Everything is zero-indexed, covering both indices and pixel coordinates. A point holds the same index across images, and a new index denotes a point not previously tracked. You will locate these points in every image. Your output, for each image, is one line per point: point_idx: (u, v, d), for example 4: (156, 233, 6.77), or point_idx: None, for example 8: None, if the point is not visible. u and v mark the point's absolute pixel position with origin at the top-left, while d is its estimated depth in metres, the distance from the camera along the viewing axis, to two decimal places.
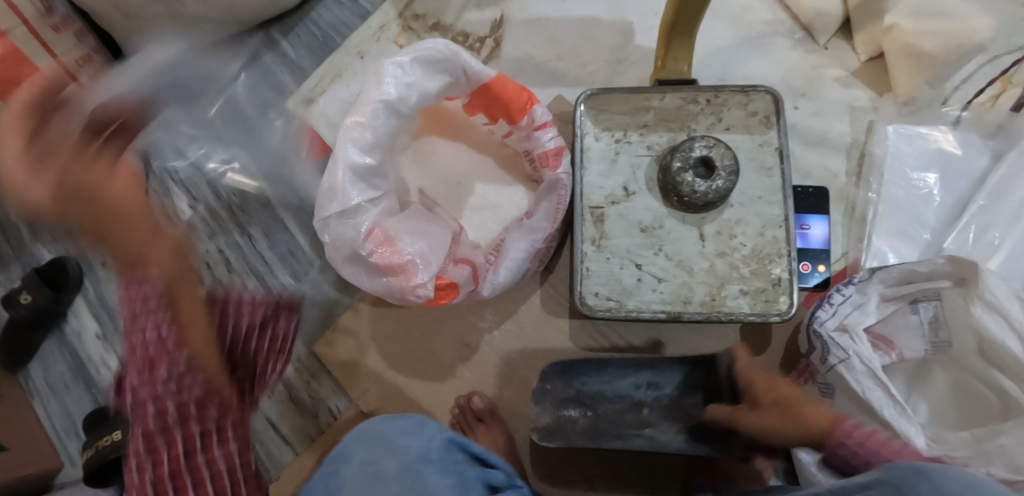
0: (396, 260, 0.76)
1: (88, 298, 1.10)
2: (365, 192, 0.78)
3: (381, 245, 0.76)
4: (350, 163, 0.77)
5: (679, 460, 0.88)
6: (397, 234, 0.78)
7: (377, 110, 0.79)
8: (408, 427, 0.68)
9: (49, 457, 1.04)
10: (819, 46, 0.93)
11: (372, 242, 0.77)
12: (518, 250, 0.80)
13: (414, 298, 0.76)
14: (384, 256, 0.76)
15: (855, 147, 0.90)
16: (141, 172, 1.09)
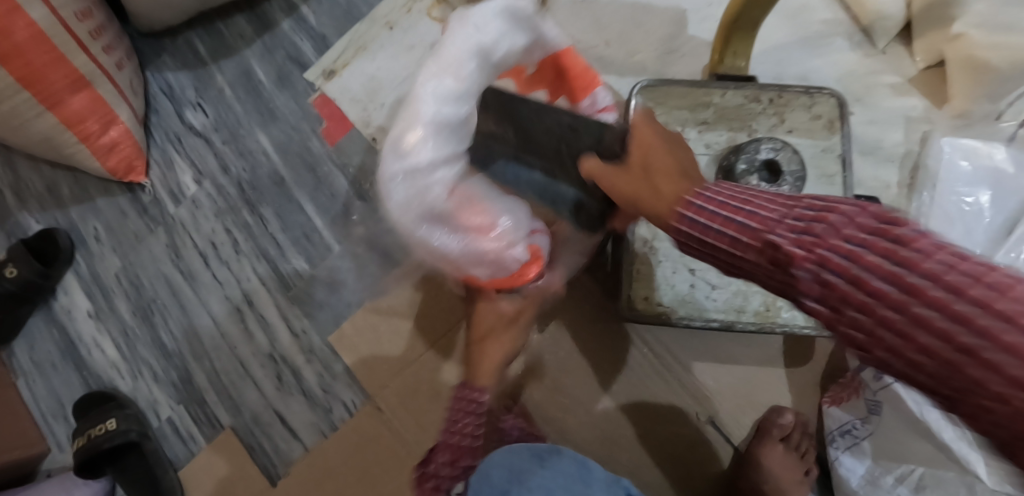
0: (484, 223, 0.61)
1: (78, 273, 1.02)
2: (445, 150, 0.58)
3: (465, 209, 0.61)
4: (427, 118, 0.57)
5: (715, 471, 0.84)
6: (481, 192, 0.63)
7: (467, 54, 0.59)
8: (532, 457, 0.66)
9: (34, 442, 0.97)
10: (877, 51, 0.90)
11: (456, 199, 0.60)
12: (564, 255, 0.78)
13: (508, 265, 0.63)
14: (467, 219, 0.61)
15: (908, 157, 0.88)
16: (141, 141, 1.00)
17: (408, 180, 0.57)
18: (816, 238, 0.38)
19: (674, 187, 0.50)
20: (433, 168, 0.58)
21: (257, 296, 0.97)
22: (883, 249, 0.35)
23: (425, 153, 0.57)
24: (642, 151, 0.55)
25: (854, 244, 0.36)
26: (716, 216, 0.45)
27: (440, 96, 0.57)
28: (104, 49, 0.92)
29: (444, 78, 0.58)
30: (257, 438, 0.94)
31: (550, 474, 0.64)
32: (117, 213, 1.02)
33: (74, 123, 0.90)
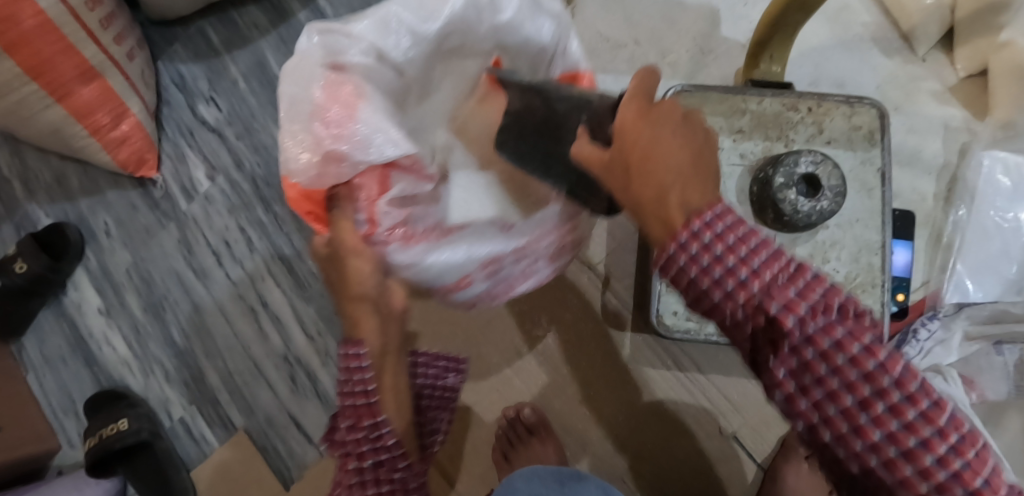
0: (336, 116, 0.57)
1: (88, 268, 1.00)
2: (362, 47, 0.59)
3: (336, 106, 0.57)
4: (380, 20, 0.59)
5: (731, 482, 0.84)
6: (364, 94, 0.58)
7: None
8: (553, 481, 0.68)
9: (44, 436, 0.95)
10: (917, 57, 0.87)
11: (325, 91, 0.57)
12: (452, 249, 0.63)
13: (336, 186, 0.58)
14: (327, 114, 0.57)
15: (946, 170, 0.85)
16: (152, 134, 0.97)
17: (325, 41, 0.58)
18: (824, 360, 0.37)
19: (701, 193, 0.41)
20: (359, 54, 0.59)
21: (271, 296, 0.95)
22: (880, 390, 0.36)
23: (365, 43, 0.59)
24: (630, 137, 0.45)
25: (852, 377, 0.36)
26: (708, 276, 0.38)
27: (413, 14, 0.60)
28: (115, 39, 0.89)
29: (412, 2, 0.60)
30: (271, 439, 0.92)
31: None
32: (128, 207, 1.00)
33: (83, 115, 0.87)
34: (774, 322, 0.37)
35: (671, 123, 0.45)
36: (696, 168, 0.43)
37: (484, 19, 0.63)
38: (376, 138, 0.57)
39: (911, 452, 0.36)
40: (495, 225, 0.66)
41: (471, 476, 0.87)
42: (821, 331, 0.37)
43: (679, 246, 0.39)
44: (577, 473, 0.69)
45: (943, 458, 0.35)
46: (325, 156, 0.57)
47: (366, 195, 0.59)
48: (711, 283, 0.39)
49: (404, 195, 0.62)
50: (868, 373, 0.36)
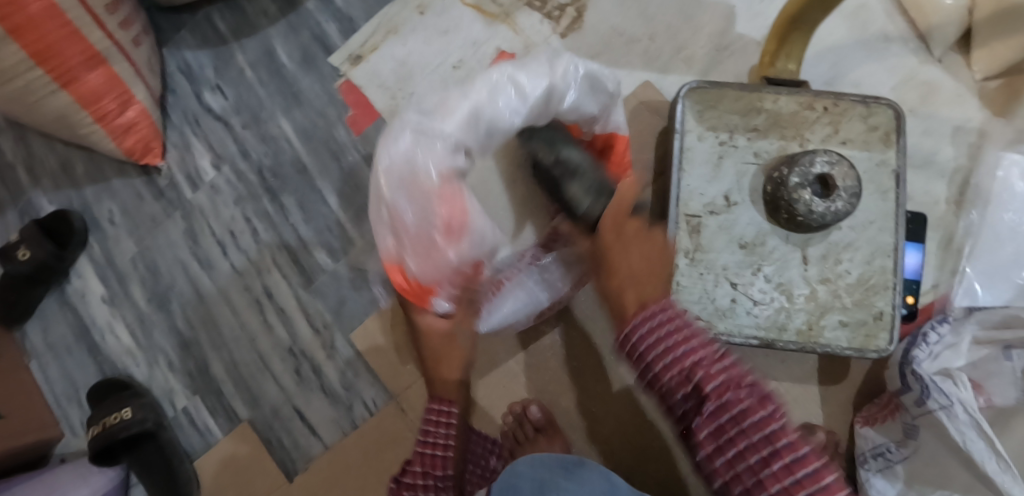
0: (456, 223, 0.70)
1: (92, 256, 0.99)
2: (461, 139, 0.70)
3: (445, 206, 0.69)
4: (478, 112, 0.70)
5: None
6: (465, 195, 0.71)
7: (539, 85, 0.70)
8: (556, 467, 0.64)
9: (48, 425, 0.94)
10: (933, 58, 0.86)
11: (438, 193, 0.69)
12: (515, 300, 0.83)
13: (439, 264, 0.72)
14: (442, 214, 0.69)
15: (957, 173, 0.84)
16: (158, 122, 0.96)
17: (426, 143, 0.69)
18: (706, 400, 0.48)
19: (653, 290, 0.54)
20: (455, 160, 0.70)
21: (277, 288, 0.94)
22: (776, 473, 0.47)
23: (460, 147, 0.70)
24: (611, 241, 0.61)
25: (716, 412, 0.48)
26: (654, 358, 0.49)
27: (490, 109, 0.70)
28: (121, 25, 0.88)
29: (496, 101, 0.70)
30: (275, 431, 0.92)
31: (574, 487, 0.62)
32: (133, 195, 0.99)
33: (89, 101, 0.86)
34: (696, 397, 0.49)
35: (634, 237, 0.61)
36: (648, 269, 0.57)
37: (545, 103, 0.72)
38: (477, 234, 0.72)
39: (766, 480, 0.47)
40: (539, 277, 0.83)
41: None
42: (729, 412, 0.48)
43: (636, 326, 0.51)
44: (579, 461, 0.66)
45: (786, 487, 0.47)
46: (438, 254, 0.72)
47: (463, 277, 0.75)
48: (658, 364, 0.49)
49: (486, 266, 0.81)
50: (721, 407, 0.48)
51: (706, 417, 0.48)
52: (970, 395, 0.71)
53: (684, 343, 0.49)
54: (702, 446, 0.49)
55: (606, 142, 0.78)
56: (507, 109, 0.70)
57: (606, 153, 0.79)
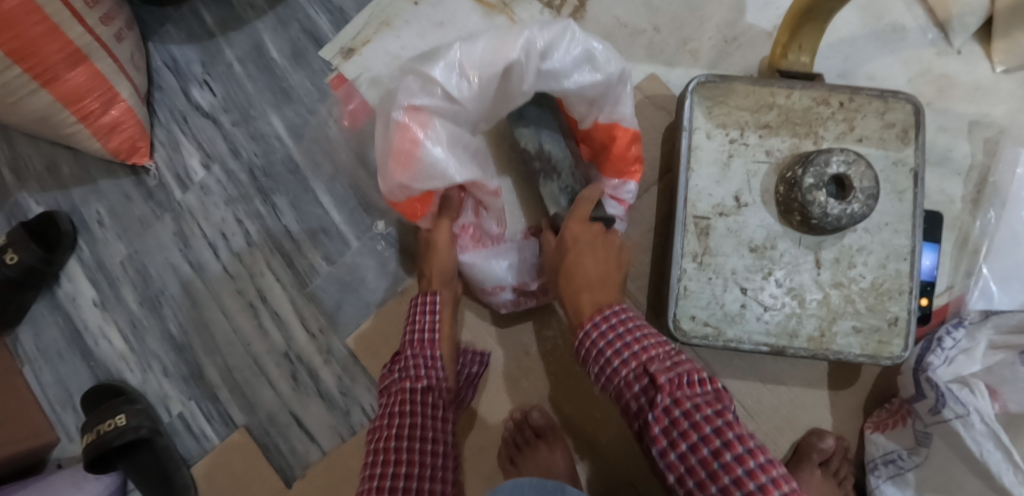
0: (412, 148, 0.68)
1: (82, 259, 0.97)
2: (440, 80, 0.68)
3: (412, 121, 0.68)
4: (463, 56, 0.68)
5: None
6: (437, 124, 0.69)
7: (522, 40, 0.67)
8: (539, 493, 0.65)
9: (42, 432, 0.93)
10: (952, 49, 0.82)
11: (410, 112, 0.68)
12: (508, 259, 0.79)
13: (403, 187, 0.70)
14: (407, 133, 0.68)
15: (975, 169, 0.81)
16: (145, 120, 0.93)
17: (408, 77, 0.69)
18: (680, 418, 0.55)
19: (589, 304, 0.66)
20: (430, 96, 0.68)
21: (271, 291, 0.92)
22: (708, 444, 0.54)
23: (437, 87, 0.68)
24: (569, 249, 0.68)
25: (690, 435, 0.55)
26: (611, 364, 0.61)
27: (474, 58, 0.68)
28: (103, 20, 0.84)
29: (478, 52, 0.68)
30: (272, 437, 0.90)
31: None
32: (121, 196, 0.96)
33: (72, 100, 0.82)
34: (647, 393, 0.58)
35: (587, 239, 0.68)
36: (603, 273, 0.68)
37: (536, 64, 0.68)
38: (436, 163, 0.68)
39: (726, 485, 0.53)
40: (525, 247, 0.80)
41: (474, 478, 0.85)
42: (681, 408, 0.56)
43: (589, 330, 0.63)
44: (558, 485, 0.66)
45: (747, 488, 0.52)
46: (399, 179, 0.69)
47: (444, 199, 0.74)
48: (618, 360, 0.61)
49: (476, 211, 0.79)
50: (683, 414, 0.55)
51: (660, 413, 0.56)
52: (986, 403, 0.68)
53: (640, 341, 0.61)
54: (657, 442, 0.57)
55: (606, 133, 0.73)
56: (478, 52, 0.68)
57: (607, 145, 0.74)
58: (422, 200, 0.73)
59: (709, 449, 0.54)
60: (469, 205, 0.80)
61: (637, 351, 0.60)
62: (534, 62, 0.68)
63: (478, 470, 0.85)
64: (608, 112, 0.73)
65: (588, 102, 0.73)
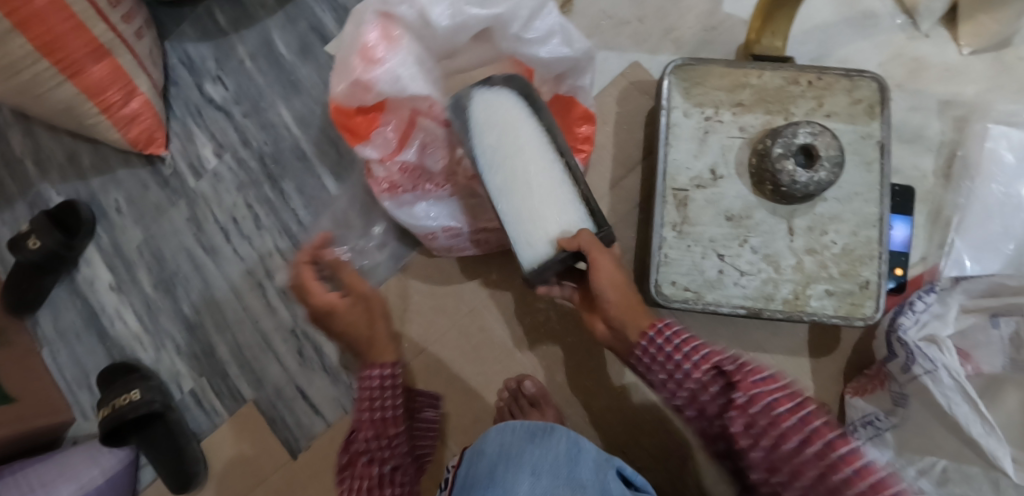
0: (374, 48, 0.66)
1: (100, 245, 1.01)
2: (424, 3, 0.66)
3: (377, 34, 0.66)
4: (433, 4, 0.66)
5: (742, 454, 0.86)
6: (402, 36, 0.68)
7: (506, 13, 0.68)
8: (531, 433, 0.65)
9: (59, 409, 0.97)
10: (921, 33, 0.87)
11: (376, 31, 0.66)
12: (450, 211, 0.78)
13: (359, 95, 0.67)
14: (370, 39, 0.66)
15: (945, 145, 0.85)
16: (161, 113, 0.99)
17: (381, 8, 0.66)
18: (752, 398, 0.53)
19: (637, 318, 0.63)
20: (409, 12, 0.67)
21: (278, 271, 0.96)
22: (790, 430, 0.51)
23: (418, 4, 0.66)
24: (597, 256, 0.63)
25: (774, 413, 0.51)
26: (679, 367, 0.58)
27: None
28: (124, 18, 0.90)
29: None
30: (276, 411, 0.95)
31: (541, 456, 0.62)
32: (138, 185, 1.01)
33: (95, 93, 0.89)
34: (723, 391, 0.55)
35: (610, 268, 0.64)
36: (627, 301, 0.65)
37: (517, 30, 0.70)
38: (398, 80, 0.67)
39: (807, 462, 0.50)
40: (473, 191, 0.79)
41: (460, 435, 0.88)
42: (753, 399, 0.52)
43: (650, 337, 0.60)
44: (550, 427, 0.65)
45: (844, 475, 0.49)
46: (356, 81, 0.66)
47: (397, 127, 0.72)
48: (686, 363, 0.57)
49: (420, 147, 0.74)
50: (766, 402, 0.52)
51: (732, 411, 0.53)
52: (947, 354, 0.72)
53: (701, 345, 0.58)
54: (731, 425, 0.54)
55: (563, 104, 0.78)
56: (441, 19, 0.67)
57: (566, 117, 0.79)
58: (368, 118, 0.71)
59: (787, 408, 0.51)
60: (415, 141, 0.74)
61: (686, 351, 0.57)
62: (517, 26, 0.69)
63: (462, 427, 0.88)
64: (570, 85, 0.76)
65: (553, 76, 0.76)
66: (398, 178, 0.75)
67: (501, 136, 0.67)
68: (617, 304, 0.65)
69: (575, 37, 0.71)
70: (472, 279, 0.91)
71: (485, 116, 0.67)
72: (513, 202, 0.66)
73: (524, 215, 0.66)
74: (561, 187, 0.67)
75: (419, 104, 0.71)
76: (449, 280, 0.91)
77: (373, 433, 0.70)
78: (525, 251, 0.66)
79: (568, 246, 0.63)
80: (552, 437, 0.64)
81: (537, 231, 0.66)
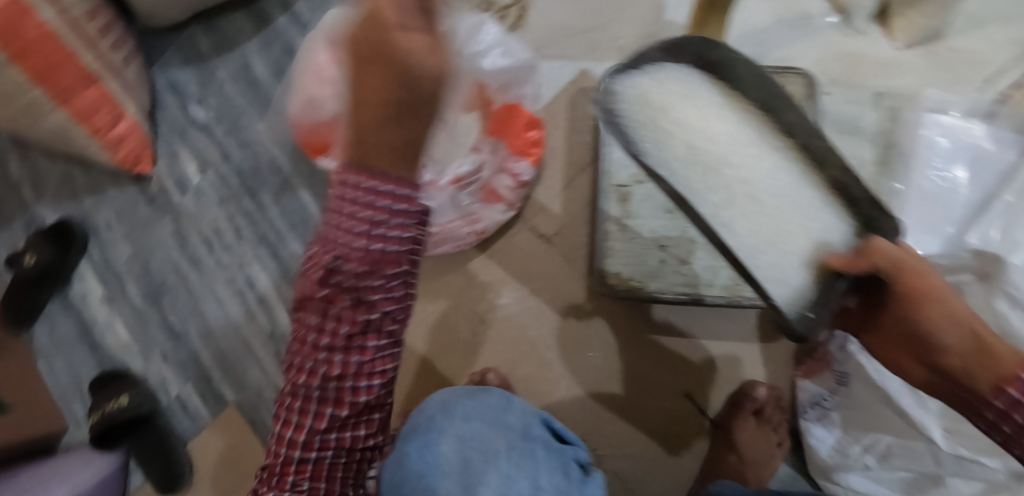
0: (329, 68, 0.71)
1: (92, 260, 1.08)
2: None
3: (331, 55, 0.73)
4: None
5: (701, 440, 0.87)
6: None
7: None
8: (463, 392, 0.71)
9: (53, 418, 1.02)
10: (854, 30, 0.92)
11: (330, 52, 0.73)
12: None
13: (318, 111, 0.74)
14: (324, 60, 0.73)
15: (882, 135, 0.89)
16: (148, 134, 1.06)
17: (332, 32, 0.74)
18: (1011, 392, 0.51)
19: (1008, 359, 0.52)
20: None
21: (257, 279, 1.02)
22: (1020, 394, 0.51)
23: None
24: (914, 282, 0.53)
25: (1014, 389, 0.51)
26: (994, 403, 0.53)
27: None
28: (111, 47, 0.97)
29: None
30: (256, 412, 0.99)
31: (475, 405, 0.69)
32: (127, 203, 1.08)
33: (86, 116, 0.95)
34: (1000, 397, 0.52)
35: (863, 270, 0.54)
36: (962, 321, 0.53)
37: (462, 42, 0.76)
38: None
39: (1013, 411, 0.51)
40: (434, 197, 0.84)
41: None
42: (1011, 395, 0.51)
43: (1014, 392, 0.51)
44: (483, 386, 0.75)
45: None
46: (312, 99, 0.73)
47: None
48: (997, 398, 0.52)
49: None
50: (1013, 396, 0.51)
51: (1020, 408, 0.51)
52: None
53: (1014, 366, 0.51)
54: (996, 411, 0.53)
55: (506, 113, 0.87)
56: None
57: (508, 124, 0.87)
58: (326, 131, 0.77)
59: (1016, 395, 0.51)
60: None
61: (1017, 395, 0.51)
62: None
63: None
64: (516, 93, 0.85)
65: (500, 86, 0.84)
66: None
67: (671, 126, 0.59)
68: (969, 363, 0.53)
69: (516, 49, 0.82)
70: (435, 277, 0.94)
71: (640, 106, 0.59)
72: (722, 214, 0.58)
73: (764, 234, 0.59)
74: (798, 191, 0.61)
75: None
76: None
77: (363, 240, 0.44)
78: (781, 292, 0.58)
79: (856, 267, 0.54)
80: (491, 391, 0.72)
81: (777, 255, 0.58)
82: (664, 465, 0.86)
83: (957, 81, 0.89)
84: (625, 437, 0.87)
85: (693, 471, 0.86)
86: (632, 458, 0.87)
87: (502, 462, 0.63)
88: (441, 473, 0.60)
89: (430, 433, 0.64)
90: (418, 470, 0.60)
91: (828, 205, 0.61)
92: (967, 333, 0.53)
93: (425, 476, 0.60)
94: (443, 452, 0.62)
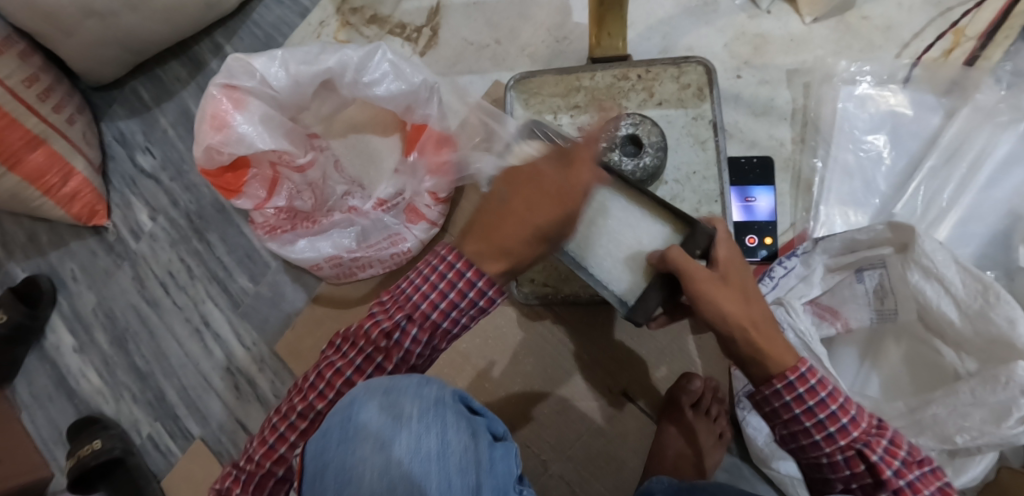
0: (224, 114, 0.79)
1: (61, 312, 1.13)
2: (261, 70, 0.80)
3: (228, 101, 0.80)
4: (266, 69, 0.80)
5: (642, 439, 0.86)
6: (250, 100, 0.81)
7: (332, 67, 0.81)
8: (408, 382, 0.57)
9: (37, 466, 1.07)
10: (761, 10, 0.91)
11: (226, 99, 0.80)
12: (331, 241, 0.86)
13: (219, 156, 0.80)
14: (222, 107, 0.79)
15: (798, 112, 0.87)
16: (100, 188, 1.10)
17: (227, 80, 0.80)
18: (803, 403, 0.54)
19: (783, 357, 0.55)
20: (250, 80, 0.80)
21: (212, 315, 1.06)
22: (813, 405, 0.54)
23: (256, 73, 0.80)
24: (701, 276, 0.55)
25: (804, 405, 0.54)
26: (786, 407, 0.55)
27: (298, 57, 0.81)
28: (54, 109, 1.01)
29: (301, 55, 0.81)
30: (221, 444, 1.03)
31: (408, 400, 0.56)
32: (89, 254, 1.13)
33: (36, 178, 0.99)
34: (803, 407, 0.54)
35: (708, 278, 0.54)
36: (757, 316, 0.56)
37: (352, 75, 0.82)
38: (245, 137, 0.79)
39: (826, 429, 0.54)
40: (354, 224, 0.87)
41: None
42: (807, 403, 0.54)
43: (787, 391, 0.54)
44: (424, 380, 0.58)
45: (826, 418, 0.54)
46: (209, 146, 0.79)
47: (264, 178, 0.84)
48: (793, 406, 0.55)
49: (287, 194, 0.86)
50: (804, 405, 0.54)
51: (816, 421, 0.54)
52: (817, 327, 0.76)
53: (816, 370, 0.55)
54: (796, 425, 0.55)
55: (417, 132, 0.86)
56: (276, 80, 0.81)
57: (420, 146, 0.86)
58: (236, 174, 0.83)
59: (808, 405, 0.54)
60: (282, 189, 0.85)
61: (806, 405, 0.54)
62: (350, 74, 0.82)
63: None
64: (421, 114, 0.85)
65: (404, 108, 0.85)
66: (275, 221, 0.86)
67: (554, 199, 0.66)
68: (751, 351, 0.55)
69: (408, 71, 0.82)
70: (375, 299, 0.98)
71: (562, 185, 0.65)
72: (583, 244, 0.65)
73: (600, 252, 0.64)
74: (633, 218, 0.64)
75: (274, 156, 0.84)
76: (354, 303, 0.99)
77: (423, 317, 0.58)
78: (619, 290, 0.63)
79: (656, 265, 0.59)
80: (433, 387, 0.58)
81: (609, 270, 0.63)
82: (607, 467, 0.86)
83: (872, 49, 0.87)
84: (569, 439, 0.87)
85: (638, 471, 0.85)
86: (576, 461, 0.87)
87: (419, 424, 0.54)
88: (359, 440, 0.53)
89: (351, 405, 0.55)
90: (338, 437, 0.53)
91: (659, 216, 0.64)
92: (739, 320, 0.55)
93: (343, 444, 0.53)
94: (363, 422, 0.54)
